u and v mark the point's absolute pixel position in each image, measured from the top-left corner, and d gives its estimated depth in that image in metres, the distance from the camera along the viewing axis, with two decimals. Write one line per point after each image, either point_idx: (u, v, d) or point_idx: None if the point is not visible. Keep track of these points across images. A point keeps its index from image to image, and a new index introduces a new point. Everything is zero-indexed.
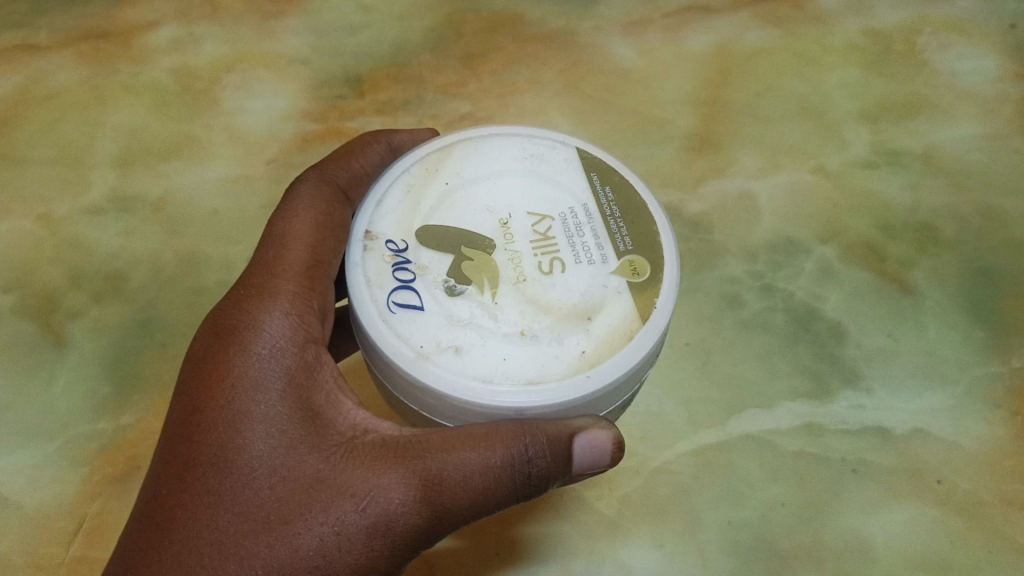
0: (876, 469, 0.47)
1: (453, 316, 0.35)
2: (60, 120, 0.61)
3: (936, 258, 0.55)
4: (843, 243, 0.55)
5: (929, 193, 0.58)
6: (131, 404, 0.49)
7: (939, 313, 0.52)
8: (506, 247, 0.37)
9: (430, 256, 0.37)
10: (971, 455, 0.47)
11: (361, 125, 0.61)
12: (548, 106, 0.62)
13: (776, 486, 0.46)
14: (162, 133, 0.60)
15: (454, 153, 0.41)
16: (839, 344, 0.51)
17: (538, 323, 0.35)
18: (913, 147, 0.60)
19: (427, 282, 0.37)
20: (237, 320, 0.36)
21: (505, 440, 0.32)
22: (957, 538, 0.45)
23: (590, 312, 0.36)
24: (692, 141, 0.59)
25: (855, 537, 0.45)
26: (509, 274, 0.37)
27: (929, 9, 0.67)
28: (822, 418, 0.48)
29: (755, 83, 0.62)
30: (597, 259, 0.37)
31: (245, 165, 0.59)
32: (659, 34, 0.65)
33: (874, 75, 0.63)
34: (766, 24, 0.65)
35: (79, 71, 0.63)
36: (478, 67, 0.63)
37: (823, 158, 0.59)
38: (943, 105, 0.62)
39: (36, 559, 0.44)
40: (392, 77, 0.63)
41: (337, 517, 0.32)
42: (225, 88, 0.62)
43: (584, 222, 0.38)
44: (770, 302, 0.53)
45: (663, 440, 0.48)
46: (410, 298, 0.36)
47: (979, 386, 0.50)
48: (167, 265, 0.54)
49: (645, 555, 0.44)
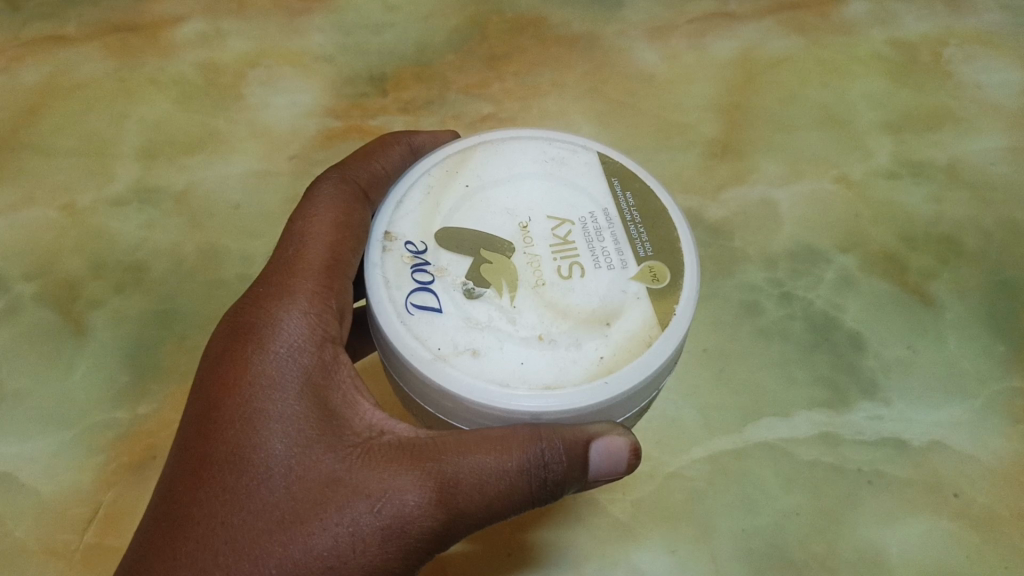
0: (892, 480, 0.47)
1: (470, 318, 0.36)
2: (86, 111, 0.61)
3: (958, 270, 0.54)
4: (864, 253, 0.55)
5: (952, 206, 0.57)
6: (150, 394, 0.49)
7: (960, 326, 0.52)
8: (525, 250, 0.37)
9: (449, 258, 0.37)
10: (989, 469, 0.47)
11: (384, 123, 0.61)
12: (571, 109, 0.62)
13: (791, 495, 0.46)
14: (186, 127, 0.60)
15: (474, 155, 0.41)
16: (858, 354, 0.51)
17: (555, 327, 0.35)
18: (937, 158, 0.60)
19: (445, 284, 0.37)
20: (255, 318, 0.36)
21: (522, 443, 0.32)
22: (973, 553, 0.44)
23: (608, 317, 0.36)
24: (714, 147, 0.59)
25: (870, 547, 0.45)
26: (527, 277, 0.37)
27: (956, 21, 0.66)
28: (838, 428, 0.48)
29: (778, 90, 0.62)
30: (616, 265, 0.37)
31: (268, 160, 0.59)
32: (684, 39, 0.65)
33: (899, 86, 0.63)
34: (791, 32, 0.65)
35: (106, 63, 0.63)
36: (501, 68, 0.64)
37: (847, 168, 0.59)
38: (969, 117, 0.61)
39: (50, 545, 0.45)
40: (416, 76, 0.63)
41: (352, 517, 0.32)
42: (250, 84, 0.62)
43: (604, 227, 0.39)
44: (789, 310, 0.53)
45: (678, 446, 0.48)
46: (429, 300, 0.36)
47: (998, 400, 0.49)
48: (187, 258, 0.55)
49: (658, 559, 0.44)
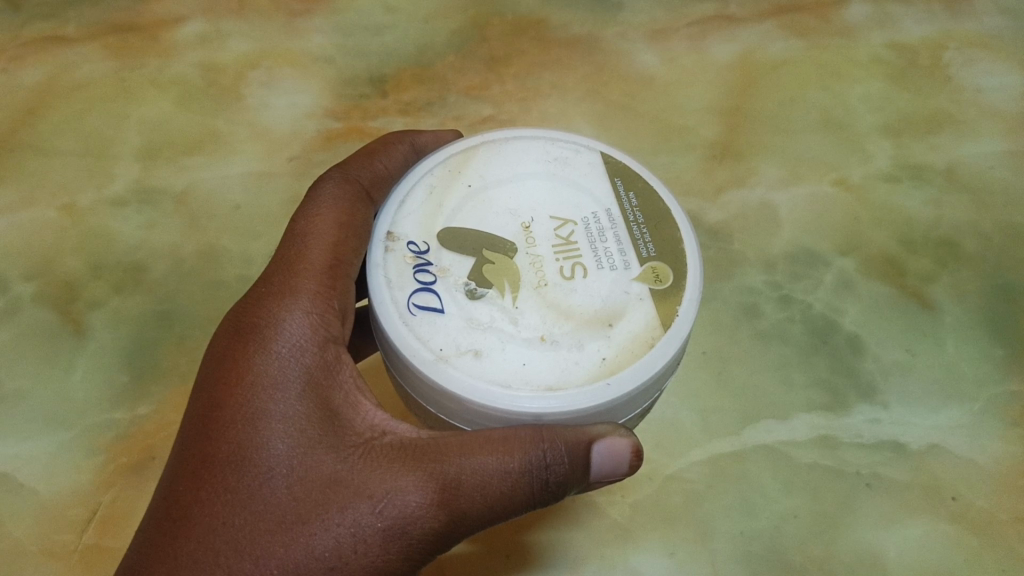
0: (890, 483, 0.47)
1: (472, 319, 0.36)
2: (87, 111, 0.61)
3: (957, 273, 0.54)
4: (863, 256, 0.55)
5: (951, 209, 0.57)
6: (150, 395, 0.49)
7: (959, 330, 0.52)
8: (528, 251, 0.38)
9: (451, 259, 0.37)
10: (987, 472, 0.47)
11: (384, 124, 0.61)
12: (571, 111, 0.62)
13: (789, 498, 0.46)
14: (186, 127, 0.60)
15: (477, 155, 0.41)
16: (857, 357, 0.51)
17: (557, 328, 0.35)
18: (936, 162, 0.60)
19: (448, 284, 0.37)
20: (257, 317, 0.36)
21: (524, 445, 0.33)
22: (970, 556, 0.44)
23: (610, 318, 0.36)
24: (714, 150, 0.59)
25: (868, 550, 0.45)
26: (529, 278, 0.37)
27: (956, 25, 0.67)
28: (837, 431, 0.48)
29: (778, 93, 0.62)
30: (618, 265, 0.37)
31: (268, 161, 0.59)
32: (684, 42, 0.65)
33: (899, 89, 0.63)
34: (791, 35, 0.65)
35: (106, 64, 0.63)
36: (501, 70, 0.64)
37: (846, 171, 0.59)
38: (968, 121, 0.62)
39: (49, 545, 0.45)
40: (416, 78, 0.63)
41: (353, 518, 0.32)
42: (250, 85, 0.63)
43: (607, 228, 0.39)
44: (788, 313, 0.53)
45: (677, 448, 0.48)
46: (431, 300, 0.36)
47: (996, 404, 0.49)
48: (187, 258, 0.55)
49: (657, 561, 0.44)
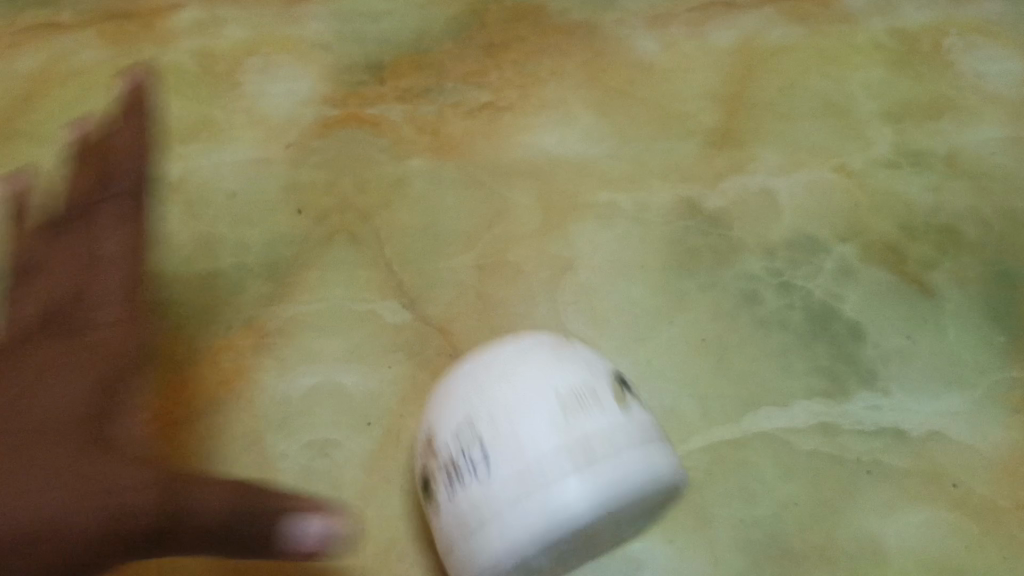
0: (890, 470, 0.46)
1: (472, 498, 0.38)
2: (83, 99, 0.61)
3: (958, 260, 0.54)
4: (864, 243, 0.55)
5: (952, 196, 0.57)
6: (146, 384, 0.49)
7: (960, 317, 0.52)
8: (510, 457, 0.38)
9: (454, 459, 0.39)
10: (987, 459, 0.47)
11: (381, 111, 0.60)
12: (570, 98, 0.61)
13: (789, 485, 0.46)
14: (182, 115, 0.60)
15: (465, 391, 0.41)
16: (858, 344, 0.51)
17: (532, 516, 0.37)
18: (936, 147, 0.59)
19: (454, 458, 0.39)
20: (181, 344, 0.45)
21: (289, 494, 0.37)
22: (971, 543, 0.44)
23: (576, 487, 0.37)
24: (713, 136, 0.59)
25: (867, 538, 0.45)
26: (512, 463, 0.38)
27: (957, 9, 0.66)
28: (836, 418, 0.48)
29: (779, 79, 0.62)
30: (583, 459, 0.38)
31: (263, 148, 0.59)
32: (683, 28, 0.64)
33: (900, 75, 0.63)
34: (791, 20, 0.65)
35: (101, 50, 0.63)
36: (499, 56, 0.63)
37: (847, 157, 0.58)
38: (969, 107, 0.61)
39: None
40: (414, 64, 0.63)
41: (202, 497, 0.36)
42: (247, 72, 0.62)
43: (578, 418, 0.39)
44: (789, 300, 0.52)
45: (677, 435, 0.48)
46: (445, 480, 0.39)
47: (996, 390, 0.49)
48: (184, 247, 0.55)
49: (657, 549, 0.44)
